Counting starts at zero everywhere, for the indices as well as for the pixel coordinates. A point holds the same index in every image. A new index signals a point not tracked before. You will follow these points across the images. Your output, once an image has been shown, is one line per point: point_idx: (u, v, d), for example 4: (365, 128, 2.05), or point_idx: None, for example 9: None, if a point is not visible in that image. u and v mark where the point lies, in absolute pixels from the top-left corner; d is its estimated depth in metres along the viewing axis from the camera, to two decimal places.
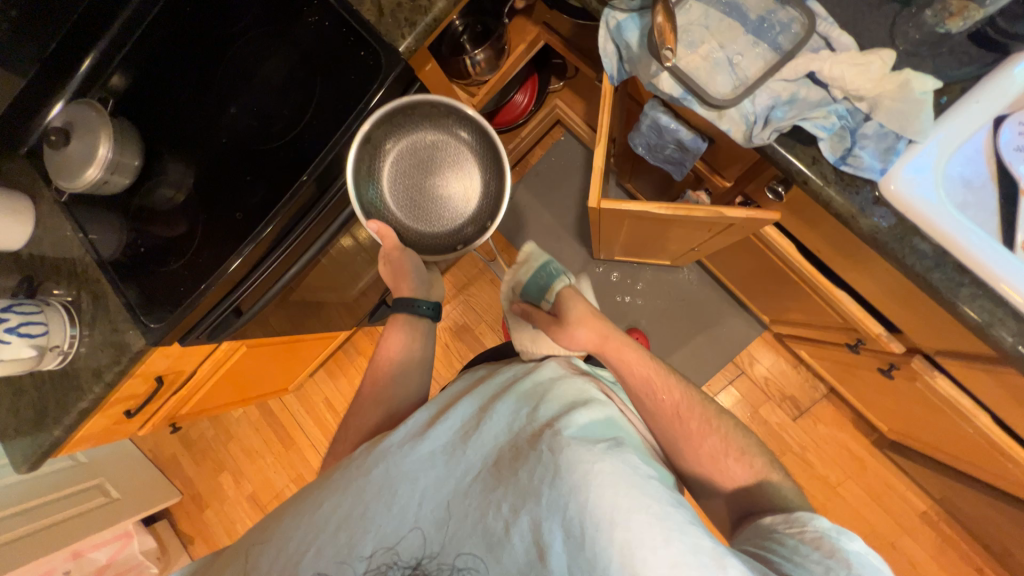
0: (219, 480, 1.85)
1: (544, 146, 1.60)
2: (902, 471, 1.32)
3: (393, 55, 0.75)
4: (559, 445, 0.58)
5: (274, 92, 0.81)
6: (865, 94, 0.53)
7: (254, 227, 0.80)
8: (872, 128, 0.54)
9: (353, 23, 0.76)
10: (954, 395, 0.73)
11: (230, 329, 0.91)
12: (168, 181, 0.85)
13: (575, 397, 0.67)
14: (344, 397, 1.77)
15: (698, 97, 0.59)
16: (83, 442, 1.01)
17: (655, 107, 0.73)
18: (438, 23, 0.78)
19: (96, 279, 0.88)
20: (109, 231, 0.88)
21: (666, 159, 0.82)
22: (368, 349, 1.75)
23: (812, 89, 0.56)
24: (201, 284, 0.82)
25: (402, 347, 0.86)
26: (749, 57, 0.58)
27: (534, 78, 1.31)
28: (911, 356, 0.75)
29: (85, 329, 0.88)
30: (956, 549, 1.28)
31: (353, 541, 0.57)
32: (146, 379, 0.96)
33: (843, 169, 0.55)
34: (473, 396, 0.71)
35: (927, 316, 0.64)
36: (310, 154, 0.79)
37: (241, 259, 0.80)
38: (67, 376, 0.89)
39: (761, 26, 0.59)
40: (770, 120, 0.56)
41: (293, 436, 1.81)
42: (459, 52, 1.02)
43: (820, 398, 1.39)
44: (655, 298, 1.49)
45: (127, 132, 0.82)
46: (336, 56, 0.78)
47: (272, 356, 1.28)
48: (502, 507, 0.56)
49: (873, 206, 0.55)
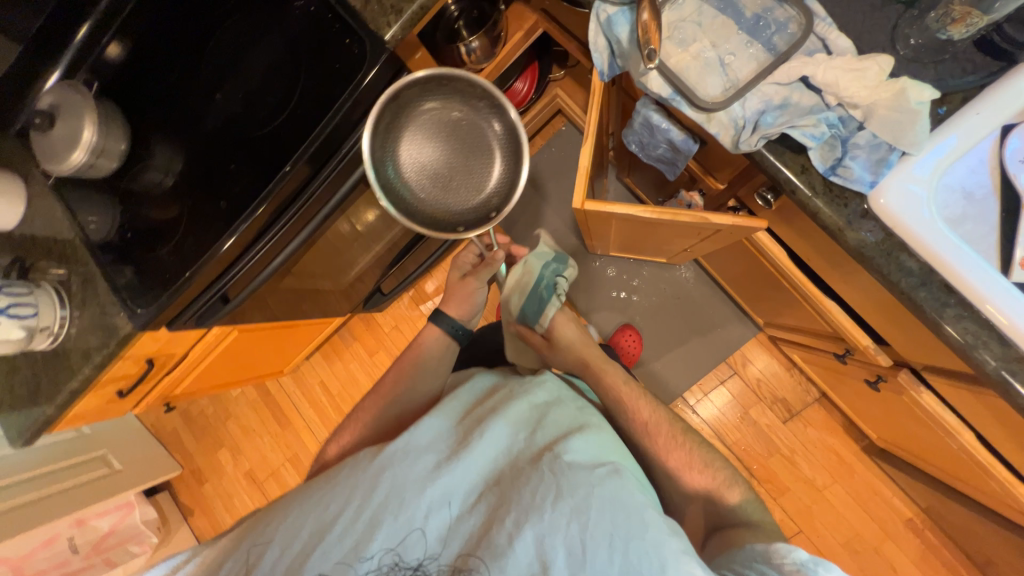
0: (218, 456, 1.90)
1: (544, 136, 1.57)
2: (890, 479, 1.31)
3: (380, 46, 0.73)
4: (560, 467, 0.62)
5: (260, 77, 0.79)
6: (859, 102, 0.51)
7: (238, 215, 0.79)
8: (865, 137, 0.52)
9: (340, 9, 0.74)
10: (939, 410, 0.72)
11: (217, 315, 0.94)
12: (155, 165, 0.84)
13: (571, 422, 0.70)
14: (340, 380, 1.79)
15: (687, 98, 0.57)
16: (78, 419, 1.04)
17: (647, 104, 0.70)
18: (425, 11, 0.74)
19: (87, 262, 0.90)
20: (98, 213, 0.88)
21: (658, 159, 0.79)
22: (364, 334, 1.76)
23: (805, 94, 0.53)
24: (188, 272, 0.82)
25: (432, 351, 0.99)
26: (742, 58, 0.56)
27: (535, 66, 1.27)
28: (898, 370, 0.74)
29: (75, 310, 0.90)
30: (940, 557, 1.28)
31: (360, 546, 0.59)
32: (137, 360, 0.97)
33: (832, 180, 0.53)
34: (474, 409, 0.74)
35: (914, 332, 0.62)
36: (296, 142, 0.77)
37: (235, 238, 0.79)
38: (58, 355, 0.91)
39: (757, 25, 0.56)
40: (759, 126, 0.54)
41: (289, 417, 1.84)
42: (455, 39, 0.97)
43: (811, 401, 1.37)
44: (650, 295, 1.48)
45: (114, 115, 0.82)
46: (323, 43, 0.76)
47: (267, 339, 1.29)
48: (505, 522, 0.58)
49: (861, 220, 0.53)
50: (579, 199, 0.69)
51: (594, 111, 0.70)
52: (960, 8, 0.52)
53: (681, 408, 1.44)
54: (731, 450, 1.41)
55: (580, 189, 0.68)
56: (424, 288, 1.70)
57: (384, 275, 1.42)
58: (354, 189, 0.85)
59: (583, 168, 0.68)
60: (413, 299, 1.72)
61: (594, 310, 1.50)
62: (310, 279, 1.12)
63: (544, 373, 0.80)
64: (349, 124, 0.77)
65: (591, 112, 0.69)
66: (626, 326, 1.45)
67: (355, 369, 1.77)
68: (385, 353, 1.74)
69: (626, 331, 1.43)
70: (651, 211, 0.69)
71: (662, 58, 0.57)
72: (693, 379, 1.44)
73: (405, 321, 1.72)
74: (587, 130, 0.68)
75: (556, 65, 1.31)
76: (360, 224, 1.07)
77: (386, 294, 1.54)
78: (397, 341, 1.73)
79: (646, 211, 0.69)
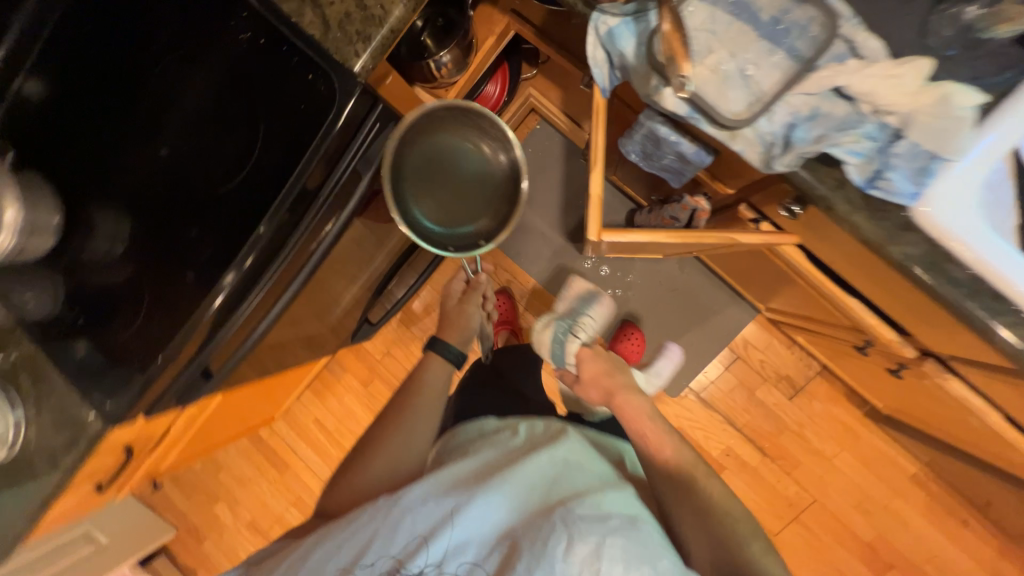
0: (215, 511, 1.79)
1: (519, 136, 1.48)
2: (893, 439, 1.36)
3: (349, 80, 0.65)
4: (572, 517, 0.64)
5: (210, 123, 0.70)
6: (895, 109, 0.47)
7: (208, 288, 0.70)
8: (906, 146, 0.48)
9: (295, 40, 0.65)
10: (966, 394, 0.72)
11: (201, 391, 0.82)
12: (100, 236, 0.73)
13: (588, 479, 0.73)
14: (336, 415, 1.70)
15: (708, 117, 0.52)
16: (53, 523, 0.92)
17: (653, 116, 0.64)
18: (396, 34, 0.67)
19: (35, 354, 0.78)
20: (37, 296, 0.76)
21: (663, 168, 0.75)
22: (355, 365, 1.67)
23: (837, 103, 0.49)
24: (158, 359, 0.72)
25: (432, 382, 0.97)
26: (764, 68, 0.51)
27: (504, 67, 1.19)
28: (923, 359, 0.73)
29: (30, 410, 0.78)
30: (944, 505, 1.35)
31: (374, 564, 0.64)
32: (113, 450, 0.86)
33: (872, 192, 0.50)
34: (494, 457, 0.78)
35: (949, 330, 0.61)
36: (265, 196, 0.68)
37: (224, 294, 0.69)
38: (17, 464, 0.79)
39: (775, 29, 0.51)
40: (791, 142, 0.50)
41: (287, 460, 1.74)
42: (421, 53, 0.89)
43: (813, 375, 1.39)
44: (646, 290, 1.46)
45: (35, 185, 0.71)
46: (280, 79, 0.67)
47: (254, 393, 1.19)
48: (517, 568, 0.61)
49: (903, 231, 0.50)
50: (594, 232, 0.63)
51: (597, 130, 0.63)
52: (1014, 8, 0.51)
53: (689, 398, 1.45)
54: (742, 433, 1.43)
55: (593, 219, 0.63)
56: (412, 309, 1.62)
57: (370, 305, 1.34)
58: (337, 237, 0.76)
59: (594, 196, 0.62)
60: (402, 322, 1.63)
61: (592, 312, 1.47)
62: (295, 330, 1.03)
63: (563, 432, 0.83)
64: (323, 170, 0.68)
65: (594, 132, 0.64)
66: (626, 324, 1.43)
67: (350, 402, 1.69)
68: (380, 382, 1.66)
69: (626, 329, 1.42)
70: (673, 234, 0.63)
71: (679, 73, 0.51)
72: (699, 369, 1.44)
73: (398, 346, 1.64)
74: (593, 154, 0.63)
75: (526, 63, 1.23)
76: (342, 265, 0.98)
77: (374, 324, 1.46)
78: (392, 368, 1.65)
79: (668, 234, 0.63)
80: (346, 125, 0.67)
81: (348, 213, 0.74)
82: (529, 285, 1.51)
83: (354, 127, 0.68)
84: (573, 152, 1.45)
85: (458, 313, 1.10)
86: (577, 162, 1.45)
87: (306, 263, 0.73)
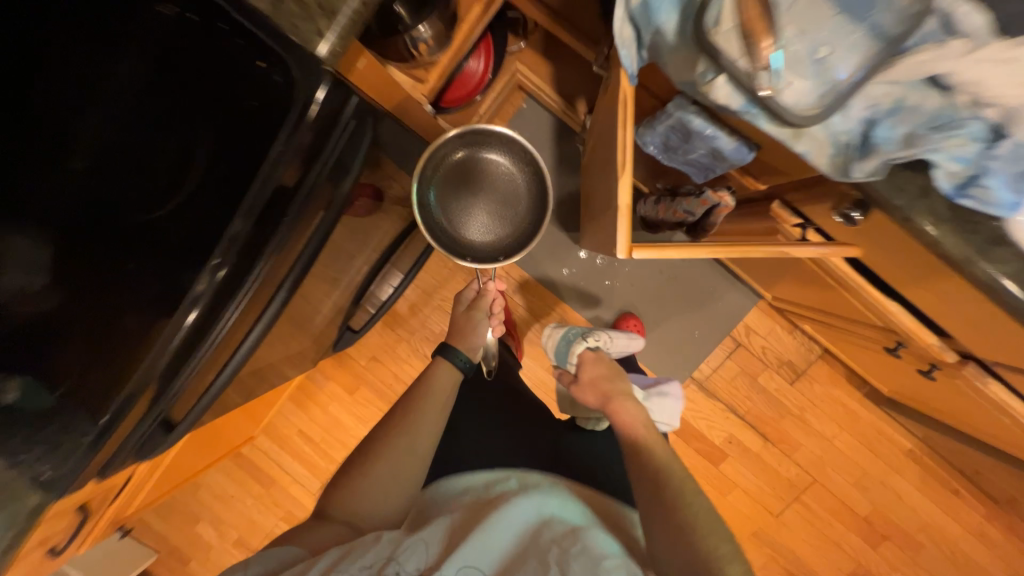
0: (197, 531, 1.68)
1: (504, 116, 1.33)
2: (891, 417, 1.37)
3: (313, 70, 0.51)
4: (567, 564, 0.64)
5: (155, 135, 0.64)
6: (998, 103, 0.44)
7: (160, 330, 0.56)
8: (1007, 147, 0.45)
9: (238, 15, 0.51)
10: (1006, 398, 0.69)
11: (163, 444, 0.70)
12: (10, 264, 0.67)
13: (573, 519, 0.73)
14: (321, 425, 1.59)
15: (768, 113, 0.47)
16: None
17: (684, 105, 0.56)
18: (367, 9, 0.53)
19: None
20: None
21: (688, 162, 0.65)
22: (338, 371, 1.55)
23: (926, 97, 0.46)
24: (102, 420, 0.56)
25: (435, 395, 0.91)
26: (842, 51, 0.46)
27: (488, 40, 1.06)
28: (963, 363, 0.69)
29: None
30: (937, 477, 1.38)
31: None
32: (64, 513, 0.74)
33: (962, 201, 0.47)
34: (476, 507, 0.77)
35: (1013, 343, 0.56)
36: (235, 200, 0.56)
37: (196, 311, 0.54)
38: None
39: (863, 4, 0.46)
40: (875, 144, 0.48)
41: (272, 474, 1.64)
42: (396, 27, 0.76)
43: (815, 359, 1.37)
44: (646, 280, 1.39)
45: None
46: (230, 66, 0.56)
47: (226, 419, 1.07)
48: None
49: (993, 247, 0.48)
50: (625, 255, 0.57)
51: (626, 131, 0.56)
52: None
53: (692, 389, 1.41)
54: (744, 420, 1.41)
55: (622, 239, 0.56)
56: (396, 311, 1.50)
57: (351, 312, 1.22)
58: (311, 255, 0.63)
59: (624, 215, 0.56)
60: (386, 325, 1.51)
61: (589, 306, 1.40)
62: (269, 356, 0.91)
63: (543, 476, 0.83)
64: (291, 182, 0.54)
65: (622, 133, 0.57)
66: (626, 315, 1.37)
67: (336, 412, 1.57)
68: (366, 389, 1.55)
69: (625, 320, 1.36)
70: (706, 250, 0.58)
71: (749, 65, 0.46)
72: (701, 358, 1.40)
73: (383, 350, 1.53)
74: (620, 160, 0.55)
75: (511, 34, 1.09)
76: (323, 281, 0.87)
77: (357, 331, 1.34)
78: (379, 373, 1.54)
79: (701, 251, 0.57)
80: (313, 126, 0.53)
81: (324, 227, 0.62)
82: (522, 280, 1.41)
83: (325, 128, 0.55)
84: (564, 134, 1.33)
85: (463, 321, 1.02)
86: (569, 145, 1.33)
87: (278, 289, 0.60)
